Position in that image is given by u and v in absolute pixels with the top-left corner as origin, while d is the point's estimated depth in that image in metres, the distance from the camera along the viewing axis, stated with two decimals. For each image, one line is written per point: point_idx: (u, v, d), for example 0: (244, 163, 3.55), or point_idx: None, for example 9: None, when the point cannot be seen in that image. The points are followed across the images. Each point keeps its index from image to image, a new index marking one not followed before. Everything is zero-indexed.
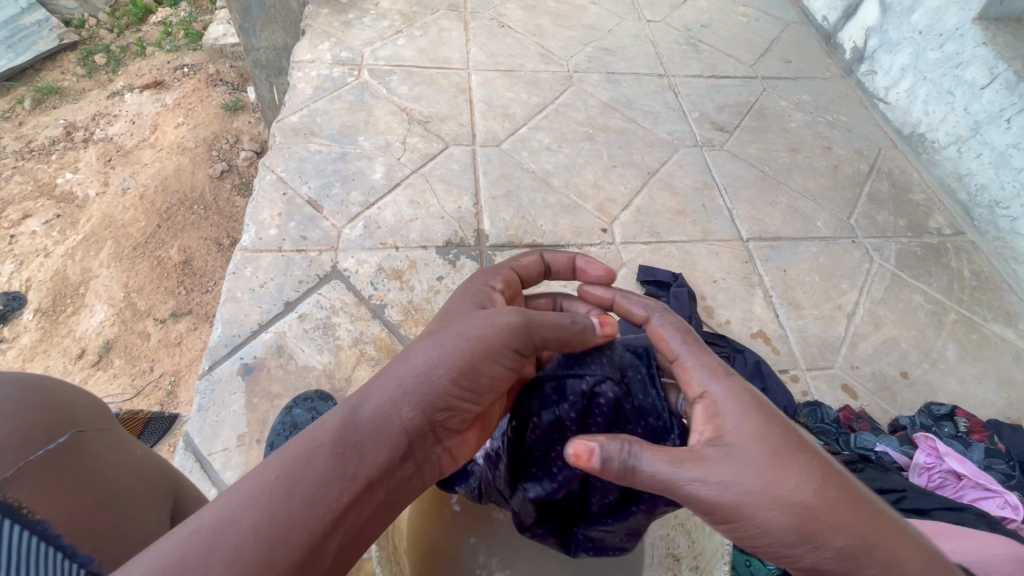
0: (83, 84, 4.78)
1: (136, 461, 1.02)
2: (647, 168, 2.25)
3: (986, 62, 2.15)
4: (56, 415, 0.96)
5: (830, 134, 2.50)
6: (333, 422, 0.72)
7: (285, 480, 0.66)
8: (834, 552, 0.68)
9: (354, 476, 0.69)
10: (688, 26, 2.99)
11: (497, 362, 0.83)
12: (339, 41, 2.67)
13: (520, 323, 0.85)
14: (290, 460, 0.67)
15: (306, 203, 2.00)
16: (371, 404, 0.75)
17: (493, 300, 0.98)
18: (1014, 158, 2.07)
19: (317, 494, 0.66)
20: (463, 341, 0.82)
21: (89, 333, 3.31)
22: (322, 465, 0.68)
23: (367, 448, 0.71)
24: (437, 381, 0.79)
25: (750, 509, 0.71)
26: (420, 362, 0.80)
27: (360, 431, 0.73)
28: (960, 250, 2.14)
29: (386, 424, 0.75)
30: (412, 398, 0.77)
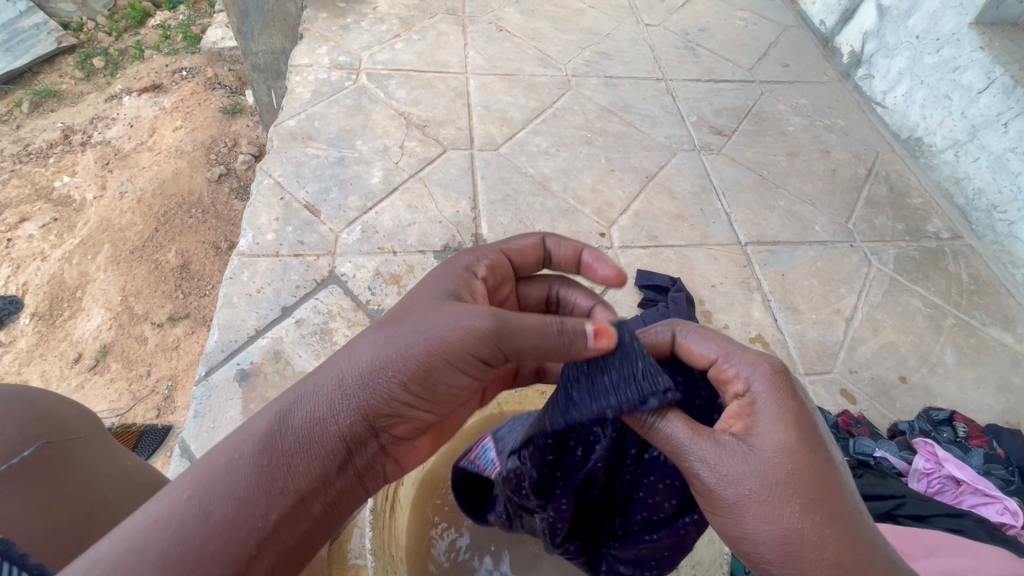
0: (81, 88, 4.77)
1: (126, 475, 1.00)
2: (645, 172, 2.25)
3: (982, 67, 2.15)
4: (44, 427, 0.95)
5: (827, 138, 2.51)
6: (261, 434, 0.75)
7: (206, 492, 0.70)
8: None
9: (283, 490, 0.73)
10: (686, 30, 2.99)
11: (454, 366, 0.82)
12: (337, 45, 2.67)
13: (484, 328, 0.81)
14: (213, 473, 0.72)
15: (304, 208, 2.00)
16: (305, 415, 0.77)
17: (470, 290, 0.96)
18: (1011, 162, 2.07)
19: (242, 509, 0.71)
20: (418, 344, 0.80)
21: (87, 337, 3.30)
22: (247, 480, 0.72)
23: (296, 460, 0.75)
24: (380, 388, 0.79)
25: (744, 511, 0.75)
26: (368, 370, 0.79)
27: (290, 441, 0.75)
28: (958, 254, 2.14)
29: (319, 433, 0.77)
30: (351, 407, 0.78)
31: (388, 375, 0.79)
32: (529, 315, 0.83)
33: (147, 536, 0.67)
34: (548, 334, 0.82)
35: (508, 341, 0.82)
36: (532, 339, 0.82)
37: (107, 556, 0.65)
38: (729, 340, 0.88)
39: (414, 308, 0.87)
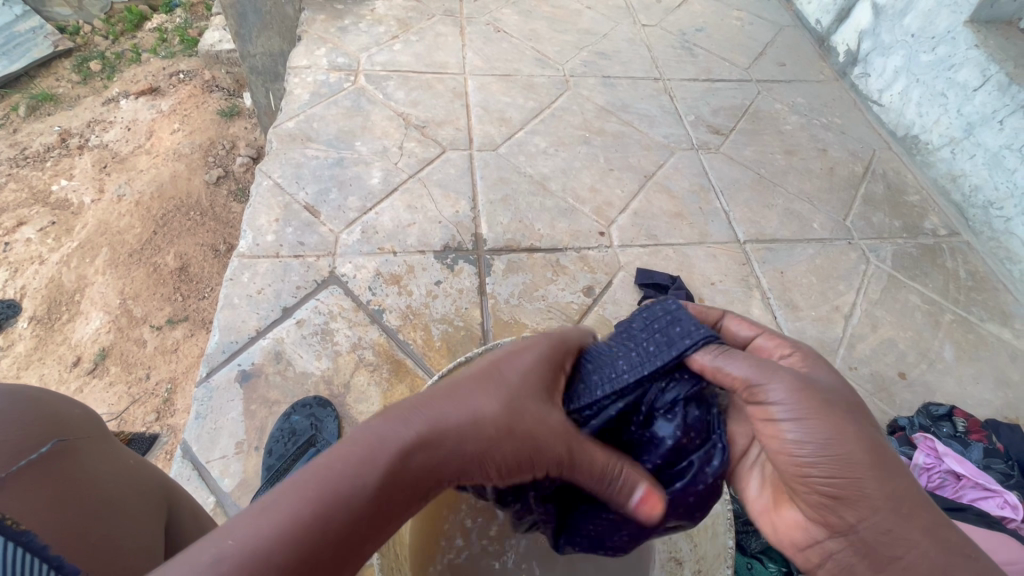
0: (78, 91, 4.78)
1: (131, 474, 1.02)
2: (644, 171, 2.26)
3: (977, 64, 2.17)
4: (49, 426, 0.95)
5: (824, 136, 2.52)
6: (390, 457, 0.69)
7: (327, 504, 0.63)
8: (881, 484, 0.81)
9: (388, 517, 0.67)
10: (682, 30, 3.01)
11: (536, 454, 0.85)
12: (335, 47, 2.67)
13: (566, 433, 0.88)
14: (335, 485, 0.64)
15: (304, 209, 2.00)
16: (424, 453, 0.72)
17: (552, 379, 0.96)
18: (1007, 159, 2.08)
19: (355, 528, 0.64)
20: (526, 432, 0.83)
21: (85, 340, 3.29)
22: (366, 501, 0.65)
23: (407, 494, 0.70)
24: (485, 450, 0.78)
25: (830, 418, 0.83)
26: (482, 427, 0.78)
27: (406, 478, 0.70)
28: (955, 250, 2.15)
29: (431, 474, 0.73)
30: (461, 456, 0.76)
31: (498, 443, 0.79)
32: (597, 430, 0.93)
33: (264, 541, 0.58)
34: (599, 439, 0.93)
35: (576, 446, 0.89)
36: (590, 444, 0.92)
37: (222, 561, 0.56)
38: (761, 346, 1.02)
39: (519, 379, 0.88)
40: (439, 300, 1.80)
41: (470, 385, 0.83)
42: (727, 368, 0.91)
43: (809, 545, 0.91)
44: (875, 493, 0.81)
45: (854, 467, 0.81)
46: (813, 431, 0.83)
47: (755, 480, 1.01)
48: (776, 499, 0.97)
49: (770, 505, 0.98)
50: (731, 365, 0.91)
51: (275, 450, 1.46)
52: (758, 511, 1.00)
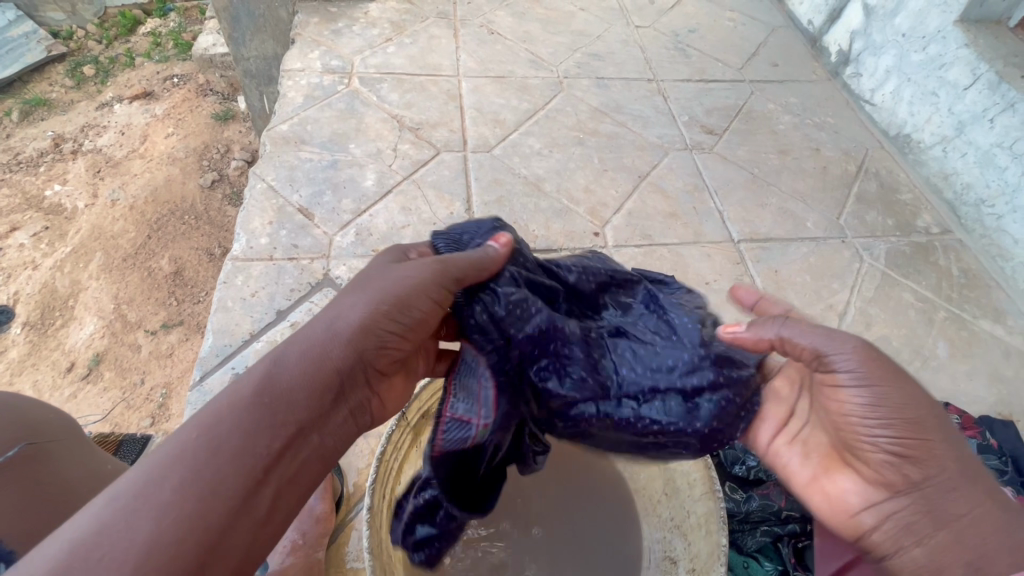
0: (72, 95, 4.77)
1: (106, 478, 1.06)
2: (638, 172, 2.26)
3: (968, 63, 2.18)
4: (20, 430, 0.97)
5: (817, 135, 2.53)
6: (261, 377, 0.75)
7: (210, 426, 0.68)
8: (938, 450, 0.90)
9: (286, 423, 0.73)
10: (675, 31, 3.02)
11: (424, 311, 0.91)
12: (328, 49, 2.67)
13: (439, 272, 0.93)
14: (210, 419, 0.69)
15: (297, 212, 1.99)
16: (297, 357, 0.78)
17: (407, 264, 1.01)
18: (998, 156, 2.09)
19: (247, 441, 0.69)
20: (392, 297, 0.88)
21: (79, 345, 3.27)
22: (251, 416, 0.71)
23: (293, 395, 0.75)
24: (370, 328, 0.85)
25: (894, 391, 0.93)
26: (355, 317, 0.85)
27: (282, 383, 0.76)
28: (948, 248, 2.16)
29: (314, 369, 0.79)
30: (343, 343, 0.83)
31: (380, 317, 0.86)
32: (471, 257, 0.99)
33: (157, 476, 0.63)
34: (482, 273, 1.00)
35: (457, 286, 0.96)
36: (471, 277, 0.98)
37: (114, 498, 0.60)
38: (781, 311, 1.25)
39: (379, 268, 0.95)
40: None
41: (337, 298, 0.90)
42: (800, 338, 0.99)
43: (866, 507, 0.98)
44: (944, 453, 0.90)
45: (919, 431, 0.91)
46: (880, 399, 0.92)
47: (801, 459, 1.09)
48: (827, 466, 1.06)
49: (820, 472, 1.07)
50: (795, 333, 0.99)
51: None
52: (809, 479, 1.08)
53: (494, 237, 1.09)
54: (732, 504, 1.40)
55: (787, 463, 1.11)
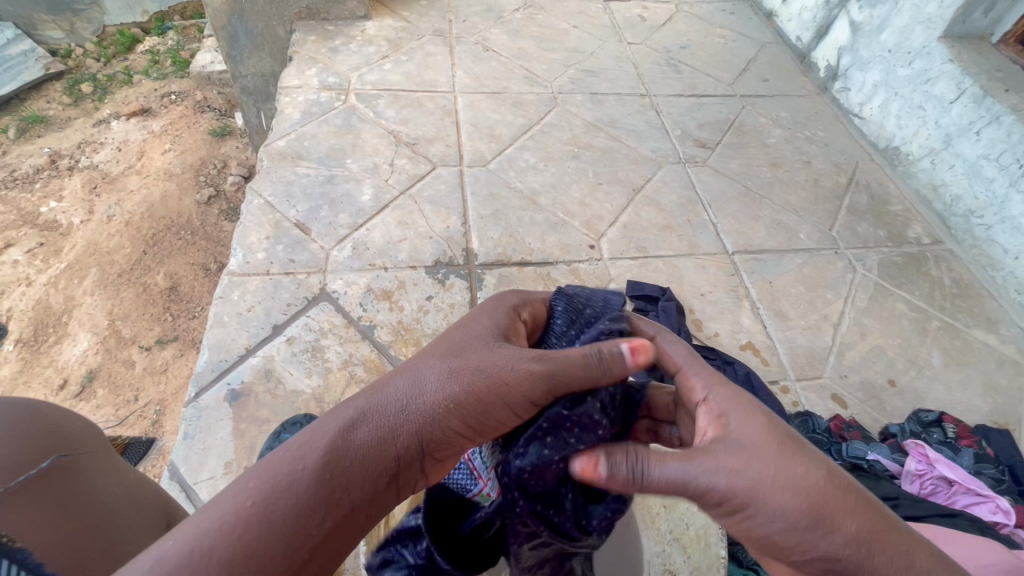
0: (69, 112, 4.82)
1: (133, 490, 1.01)
2: (632, 185, 2.29)
3: (952, 78, 2.22)
4: (48, 441, 0.94)
5: (808, 149, 2.57)
6: (326, 447, 0.71)
7: (268, 495, 0.66)
8: (847, 534, 0.70)
9: (340, 503, 0.69)
10: (667, 48, 3.08)
11: (511, 407, 0.80)
12: (326, 66, 2.70)
13: (541, 374, 0.81)
14: (266, 479, 0.68)
15: (294, 226, 2.00)
16: (367, 435, 0.73)
17: (515, 326, 0.94)
18: (985, 168, 2.12)
19: (299, 516, 0.66)
20: (480, 380, 0.79)
21: (72, 362, 3.25)
22: (310, 491, 0.68)
23: (354, 477, 0.71)
24: (446, 415, 0.77)
25: (762, 493, 0.73)
26: (434, 399, 0.77)
27: (347, 461, 0.71)
28: (939, 259, 2.18)
29: (380, 453, 0.73)
30: (417, 426, 0.76)
31: (459, 403, 0.78)
32: (591, 359, 0.83)
33: (207, 538, 0.62)
34: (595, 384, 0.84)
35: (558, 392, 0.83)
36: (579, 389, 0.83)
37: (168, 552, 0.61)
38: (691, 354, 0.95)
39: (477, 338, 0.86)
40: (430, 315, 1.80)
41: (423, 358, 0.83)
42: (659, 471, 0.78)
43: None
44: (878, 560, 0.69)
45: (811, 528, 0.71)
46: (765, 509, 0.73)
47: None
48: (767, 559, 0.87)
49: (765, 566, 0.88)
50: (659, 466, 0.78)
51: None
52: None
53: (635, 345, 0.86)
54: None
55: None
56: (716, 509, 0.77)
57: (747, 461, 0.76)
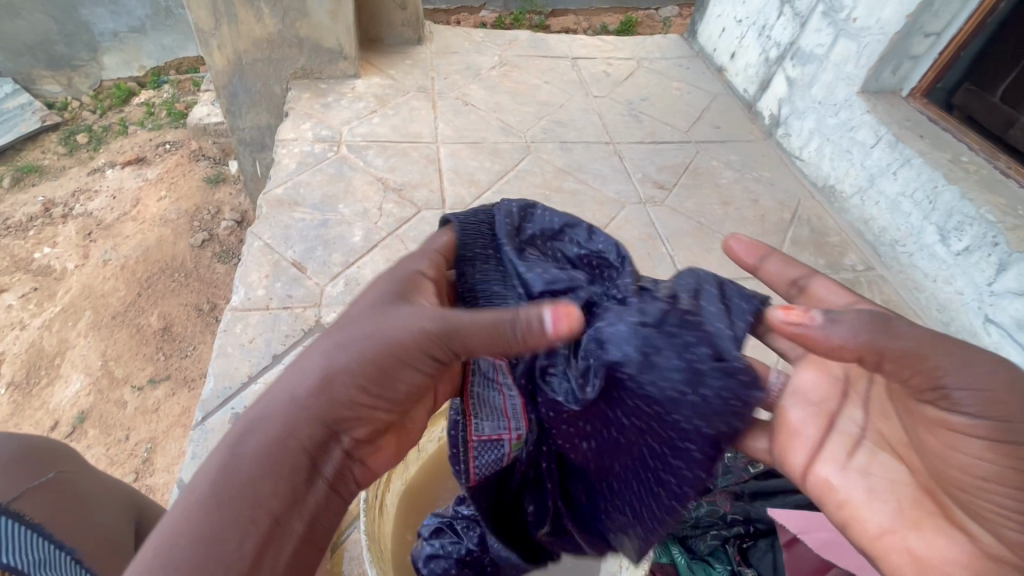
0: (64, 163, 5.07)
1: (111, 494, 1.28)
2: (598, 224, 2.54)
3: (871, 127, 2.56)
4: (43, 463, 1.21)
5: (756, 188, 2.87)
6: (222, 472, 0.74)
7: (176, 538, 0.69)
8: None
9: (252, 514, 0.73)
10: (629, 100, 3.42)
11: (410, 367, 0.86)
12: (319, 121, 2.97)
13: (434, 330, 0.86)
14: (168, 538, 0.69)
15: (291, 265, 2.20)
16: (258, 446, 0.77)
17: (411, 289, 0.96)
18: (903, 204, 2.43)
19: (210, 544, 0.69)
20: (368, 353, 0.84)
21: (64, 404, 3.35)
22: (216, 518, 0.71)
23: (259, 488, 0.74)
24: (335, 398, 0.81)
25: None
26: (316, 387, 0.81)
27: (243, 477, 0.74)
28: (872, 283, 2.45)
29: (282, 454, 0.77)
30: (312, 414, 0.80)
31: (342, 384, 0.82)
32: (474, 319, 0.86)
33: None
34: (481, 343, 0.86)
35: (457, 348, 0.87)
36: (474, 343, 0.86)
37: None
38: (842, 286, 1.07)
39: (354, 316, 0.89)
40: None
41: (302, 359, 0.86)
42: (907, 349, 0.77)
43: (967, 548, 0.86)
44: None
45: None
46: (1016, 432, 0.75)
47: (868, 487, 0.99)
48: (912, 517, 0.94)
49: (897, 525, 0.95)
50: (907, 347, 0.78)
51: None
52: (880, 527, 0.97)
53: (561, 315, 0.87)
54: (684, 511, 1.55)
55: (849, 499, 1.01)
56: (940, 414, 0.80)
57: None
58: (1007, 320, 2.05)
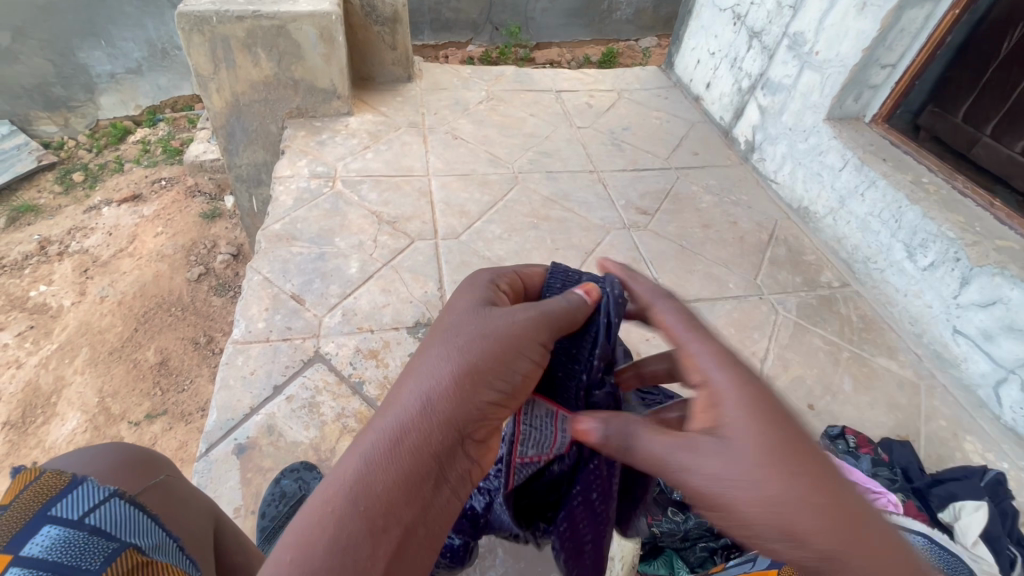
0: (60, 201, 5.16)
1: (196, 499, 1.30)
2: (585, 249, 2.65)
3: (838, 151, 2.71)
4: (145, 467, 1.26)
5: (735, 211, 3.00)
6: (358, 483, 0.68)
7: (313, 542, 0.64)
8: (815, 551, 0.67)
9: (389, 526, 0.67)
10: (612, 130, 3.59)
11: (526, 357, 0.85)
12: (314, 157, 3.09)
13: (537, 320, 0.90)
14: (308, 534, 0.65)
15: (290, 298, 2.29)
16: (392, 449, 0.71)
17: (499, 296, 0.98)
18: (873, 223, 2.56)
19: (353, 549, 0.64)
20: (488, 346, 0.82)
21: (61, 442, 3.36)
22: (351, 523, 0.66)
23: (394, 495, 0.69)
24: (463, 393, 0.76)
25: (737, 504, 0.71)
26: (441, 386, 0.76)
27: (380, 482, 0.69)
28: (848, 299, 2.57)
29: (413, 456, 0.71)
30: (442, 414, 0.74)
31: (471, 379, 0.78)
32: (563, 305, 0.96)
33: None
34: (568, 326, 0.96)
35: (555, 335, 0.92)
36: (562, 327, 0.95)
37: None
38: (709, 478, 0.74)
39: (462, 312, 0.88)
40: None
41: (423, 355, 0.82)
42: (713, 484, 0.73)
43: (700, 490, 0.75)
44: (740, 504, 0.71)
45: (779, 503, 0.69)
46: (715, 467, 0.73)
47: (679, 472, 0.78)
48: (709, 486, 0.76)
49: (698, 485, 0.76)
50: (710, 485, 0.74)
51: (268, 511, 1.64)
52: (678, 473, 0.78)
53: (585, 287, 1.04)
54: (672, 525, 1.61)
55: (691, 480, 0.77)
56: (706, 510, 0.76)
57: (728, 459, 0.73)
58: (974, 331, 2.17)
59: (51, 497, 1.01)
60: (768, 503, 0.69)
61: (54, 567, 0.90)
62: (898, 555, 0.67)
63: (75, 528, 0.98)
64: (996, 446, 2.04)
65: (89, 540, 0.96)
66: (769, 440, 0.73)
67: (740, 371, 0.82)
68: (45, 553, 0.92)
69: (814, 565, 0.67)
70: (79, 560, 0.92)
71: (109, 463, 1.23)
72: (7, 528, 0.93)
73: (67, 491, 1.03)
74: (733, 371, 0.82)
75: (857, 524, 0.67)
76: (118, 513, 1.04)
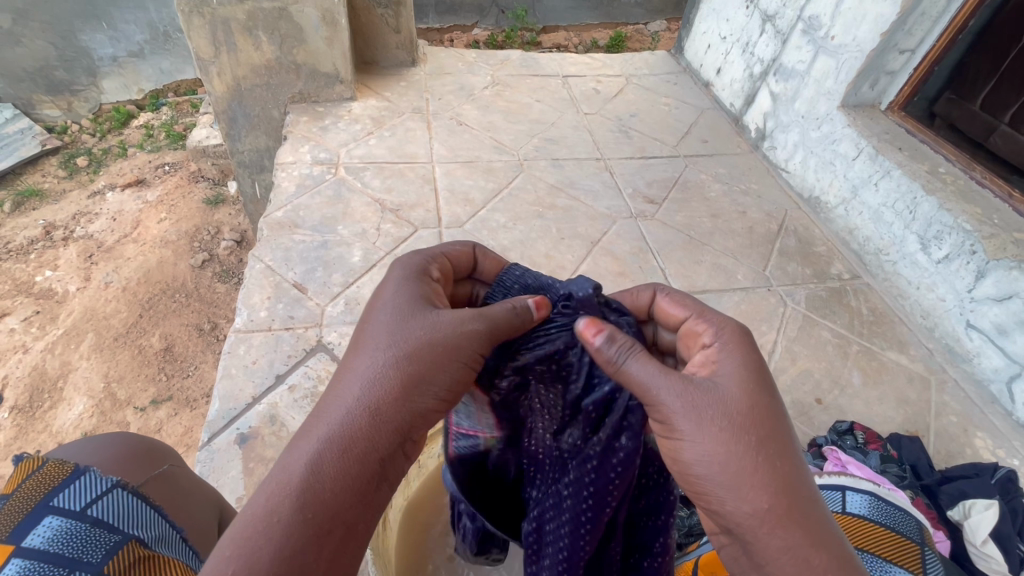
0: (64, 186, 5.15)
1: (199, 489, 1.29)
2: (590, 239, 2.61)
3: (852, 140, 2.64)
4: (149, 458, 1.25)
5: (743, 201, 2.94)
6: (303, 490, 0.77)
7: (256, 547, 0.72)
8: (751, 507, 0.82)
9: (332, 527, 0.78)
10: (619, 116, 3.52)
11: (467, 365, 0.94)
12: (317, 143, 3.05)
13: (482, 331, 0.96)
14: (253, 536, 0.73)
15: (292, 286, 2.26)
16: (337, 457, 0.81)
17: (436, 292, 1.04)
18: (886, 214, 2.51)
19: (299, 553, 0.74)
20: (431, 356, 0.90)
21: (67, 426, 3.38)
22: (297, 527, 0.75)
23: (336, 499, 0.79)
24: (405, 404, 0.87)
25: (701, 436, 0.86)
26: (382, 397, 0.86)
27: (323, 489, 0.79)
28: (858, 291, 2.52)
29: (355, 464, 0.82)
30: (384, 423, 0.85)
31: (413, 391, 0.88)
32: (512, 316, 1.01)
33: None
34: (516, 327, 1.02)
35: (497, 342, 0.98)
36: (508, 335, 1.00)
37: None
38: (694, 415, 0.87)
39: (404, 315, 0.94)
40: None
41: (362, 359, 0.90)
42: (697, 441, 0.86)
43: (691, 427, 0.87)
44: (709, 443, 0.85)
45: (743, 436, 0.85)
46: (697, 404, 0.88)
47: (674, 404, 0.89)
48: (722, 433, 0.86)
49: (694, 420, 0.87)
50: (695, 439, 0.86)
51: None
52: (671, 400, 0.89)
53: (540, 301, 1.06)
54: (678, 519, 1.61)
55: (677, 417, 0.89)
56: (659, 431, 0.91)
57: (709, 402, 0.88)
58: (987, 325, 2.12)
59: (53, 488, 1.00)
60: (727, 472, 0.84)
61: (55, 559, 0.89)
62: (814, 524, 0.82)
63: (77, 519, 0.97)
64: (1007, 442, 2.01)
65: (90, 532, 0.96)
66: (743, 411, 0.86)
67: (746, 359, 0.93)
68: (46, 544, 0.91)
69: (753, 519, 0.82)
70: (78, 552, 0.92)
71: (111, 453, 1.21)
72: (9, 517, 0.93)
73: (70, 482, 1.02)
74: (733, 355, 0.93)
75: (790, 496, 0.82)
76: (121, 504, 1.03)
